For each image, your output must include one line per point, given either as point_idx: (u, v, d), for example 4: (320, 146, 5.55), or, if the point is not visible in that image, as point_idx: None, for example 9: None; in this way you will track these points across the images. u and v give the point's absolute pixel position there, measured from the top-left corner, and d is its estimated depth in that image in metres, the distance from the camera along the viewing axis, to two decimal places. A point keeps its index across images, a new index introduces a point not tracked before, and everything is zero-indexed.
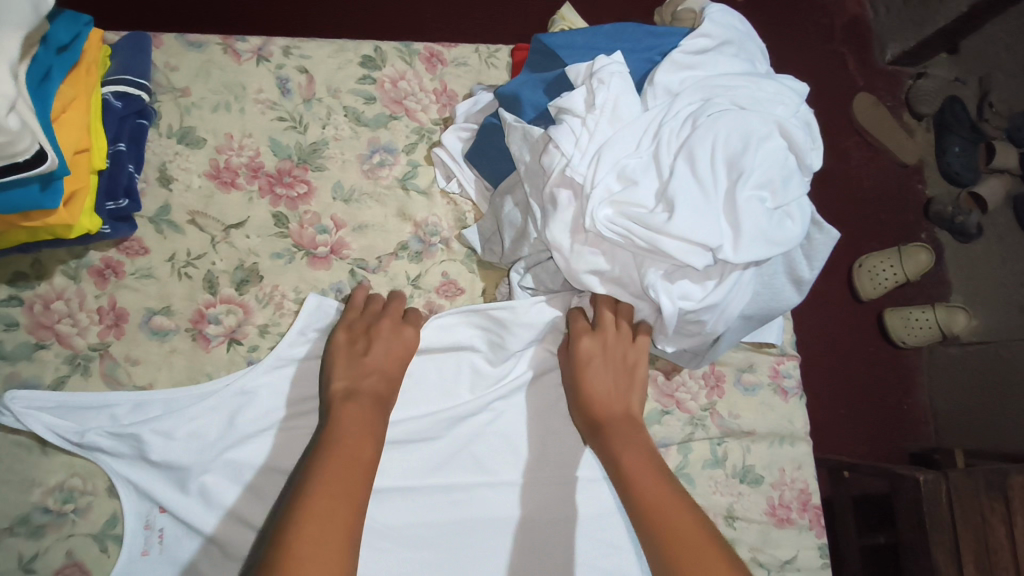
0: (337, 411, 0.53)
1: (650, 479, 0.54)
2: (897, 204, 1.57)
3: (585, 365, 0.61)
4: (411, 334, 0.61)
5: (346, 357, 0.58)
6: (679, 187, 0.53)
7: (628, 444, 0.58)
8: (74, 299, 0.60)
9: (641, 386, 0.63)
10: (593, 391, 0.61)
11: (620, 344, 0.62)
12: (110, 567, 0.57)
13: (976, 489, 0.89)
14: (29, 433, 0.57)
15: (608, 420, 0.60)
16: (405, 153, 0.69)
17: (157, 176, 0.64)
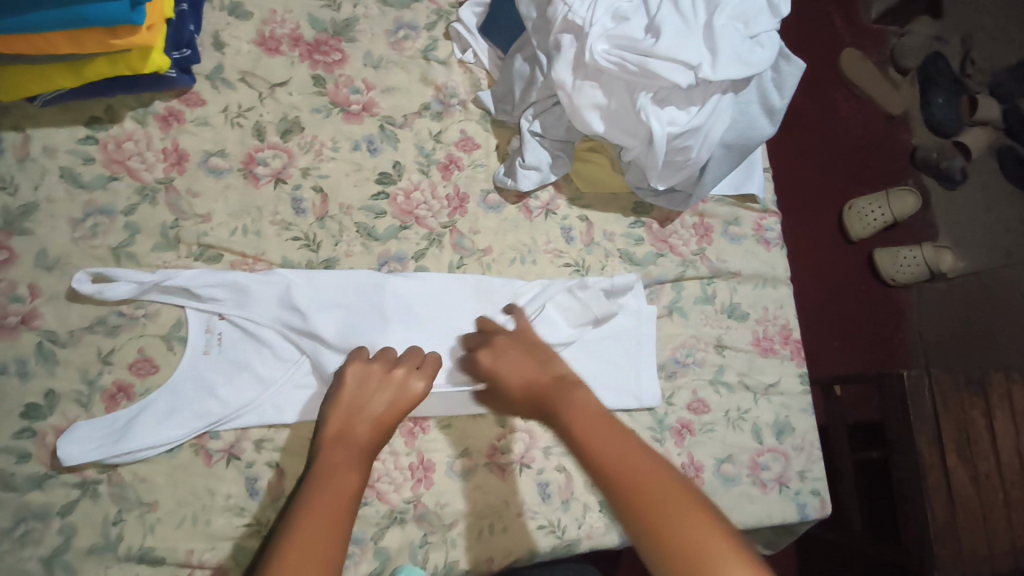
0: (325, 454, 0.57)
1: (604, 434, 0.51)
2: (886, 152, 1.54)
3: (495, 367, 0.64)
4: (419, 387, 0.63)
5: (341, 404, 0.61)
6: (664, 18, 0.63)
7: (570, 403, 0.56)
8: (142, 141, 0.70)
9: (552, 357, 0.64)
10: (516, 382, 0.62)
11: (514, 340, 0.66)
12: (177, 363, 0.66)
13: (955, 383, 1.06)
14: (106, 247, 0.67)
15: (539, 394, 0.59)
16: (426, 30, 0.79)
17: (212, 42, 0.73)
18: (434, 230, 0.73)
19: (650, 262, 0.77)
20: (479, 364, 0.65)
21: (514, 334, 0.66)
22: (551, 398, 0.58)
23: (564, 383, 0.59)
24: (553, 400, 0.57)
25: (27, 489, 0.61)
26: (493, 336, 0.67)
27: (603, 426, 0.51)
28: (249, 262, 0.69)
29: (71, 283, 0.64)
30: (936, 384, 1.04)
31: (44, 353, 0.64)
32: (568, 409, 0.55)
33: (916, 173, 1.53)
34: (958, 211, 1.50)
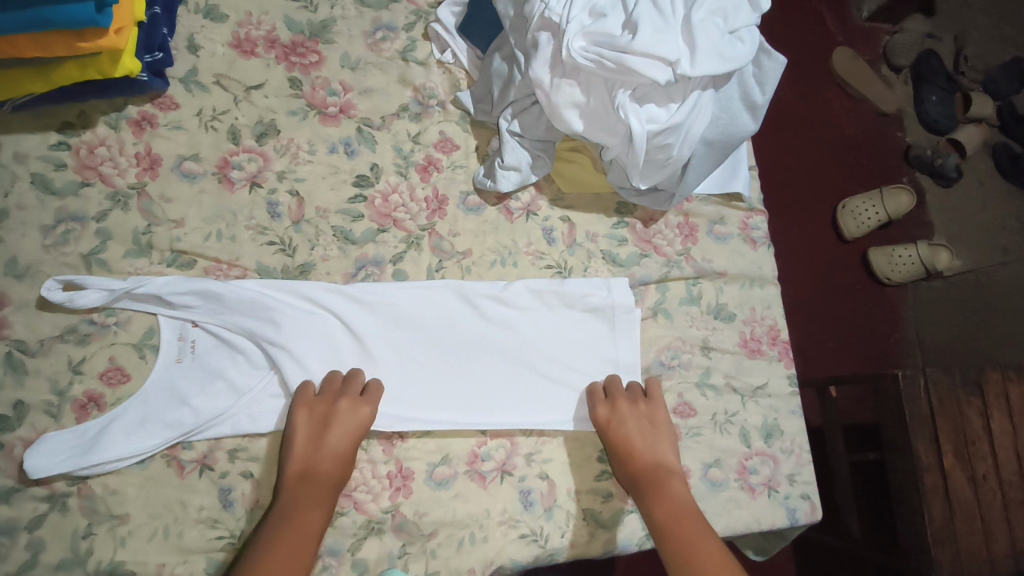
0: (290, 493, 0.59)
1: (698, 532, 0.59)
2: (878, 151, 1.53)
3: (610, 427, 0.67)
4: (367, 412, 0.64)
5: (297, 442, 0.62)
6: (642, 14, 0.61)
7: (665, 497, 0.63)
8: (114, 146, 0.69)
9: (670, 436, 0.68)
10: (622, 448, 0.66)
11: (638, 408, 0.68)
12: (148, 372, 0.64)
13: (952, 384, 1.04)
14: (78, 254, 0.65)
15: (642, 472, 0.65)
16: (405, 30, 0.78)
17: (186, 45, 0.72)
18: (413, 233, 0.72)
19: (634, 263, 0.76)
20: (597, 415, 0.68)
21: (644, 403, 0.69)
22: (652, 483, 0.64)
23: (668, 475, 0.65)
24: (654, 484, 0.64)
25: None
26: (615, 392, 0.69)
27: (695, 524, 0.60)
28: (224, 267, 0.68)
29: (40, 291, 0.63)
30: (931, 384, 1.03)
31: (13, 363, 0.62)
32: (659, 497, 0.63)
33: (910, 171, 1.52)
34: (953, 210, 1.48)
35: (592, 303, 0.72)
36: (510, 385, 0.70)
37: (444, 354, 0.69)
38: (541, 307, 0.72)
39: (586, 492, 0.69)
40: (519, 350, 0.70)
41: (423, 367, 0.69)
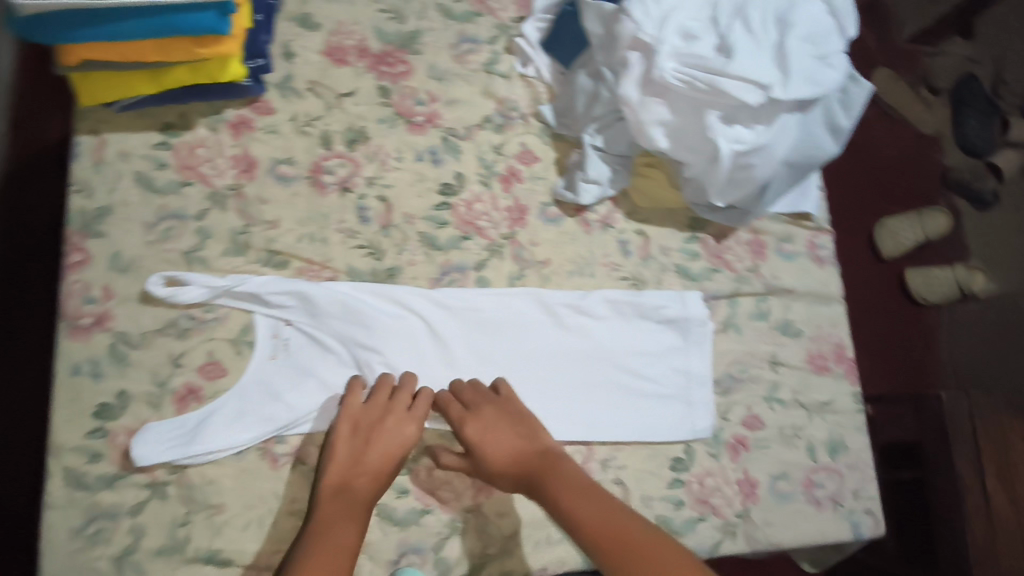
0: (323, 509, 0.60)
1: (606, 511, 0.58)
2: (916, 171, 1.53)
3: (482, 440, 0.65)
4: (412, 432, 0.65)
5: (336, 455, 0.63)
6: (736, 38, 0.63)
7: (560, 488, 0.61)
8: (213, 147, 0.71)
9: (535, 428, 0.67)
10: (502, 456, 0.65)
11: (500, 412, 0.67)
12: (244, 367, 0.67)
13: (994, 407, 1.22)
14: (179, 251, 0.68)
15: (532, 475, 0.64)
16: (489, 44, 0.80)
17: (281, 52, 0.75)
18: (495, 241, 0.74)
19: (706, 277, 0.78)
20: (462, 433, 0.65)
21: (493, 404, 0.67)
22: (544, 482, 0.62)
23: (561, 465, 0.64)
24: (545, 481, 0.62)
25: (99, 488, 0.62)
26: (473, 401, 0.67)
27: (602, 506, 0.58)
28: (315, 268, 0.70)
29: (146, 286, 0.66)
30: (973, 407, 1.22)
31: (116, 355, 0.65)
32: (558, 491, 0.61)
33: (947, 194, 1.51)
34: (989, 233, 1.48)
35: (666, 315, 0.74)
36: (584, 394, 0.72)
37: (522, 361, 0.71)
38: (617, 318, 0.74)
39: (658, 499, 0.71)
40: (597, 358, 0.73)
41: (503, 373, 0.70)
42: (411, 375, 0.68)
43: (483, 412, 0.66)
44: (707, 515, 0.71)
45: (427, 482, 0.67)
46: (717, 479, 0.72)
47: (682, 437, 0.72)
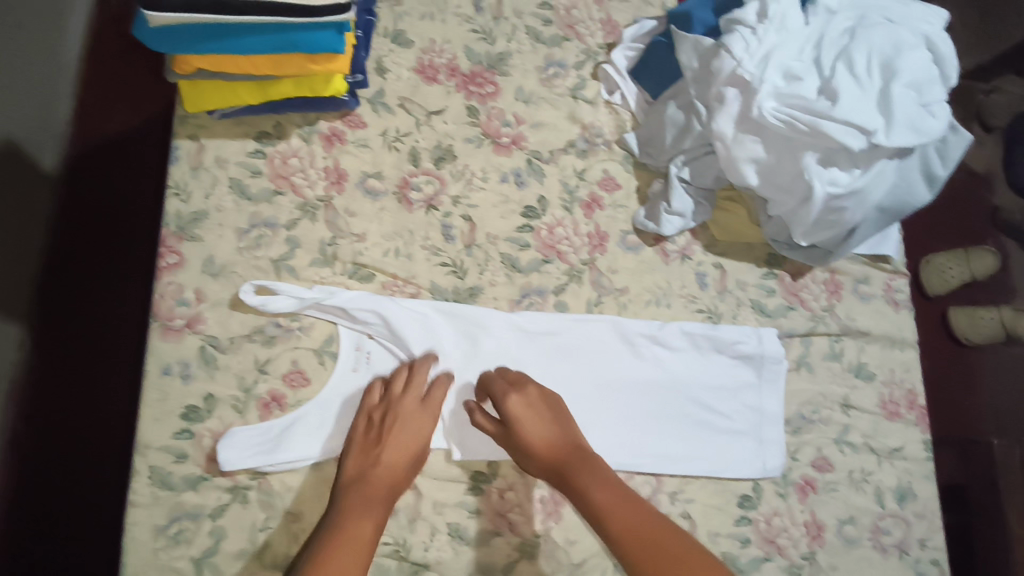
0: (344, 500, 0.61)
1: (625, 505, 0.59)
2: (963, 210, 1.47)
3: (520, 416, 0.65)
4: (428, 429, 0.66)
5: (356, 445, 0.64)
6: (841, 82, 0.63)
7: (590, 475, 0.62)
8: (306, 158, 0.72)
9: (567, 417, 0.67)
10: (537, 438, 0.64)
11: (543, 393, 0.67)
12: (326, 377, 0.68)
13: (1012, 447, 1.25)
14: (269, 259, 0.69)
15: (563, 462, 0.63)
16: (575, 69, 0.80)
17: (375, 67, 0.76)
18: (574, 266, 0.74)
19: (781, 314, 0.77)
20: (505, 403, 0.65)
21: (535, 386, 0.67)
22: (574, 471, 0.62)
23: (587, 456, 0.64)
24: (576, 470, 0.62)
25: (182, 489, 0.63)
26: (519, 378, 0.68)
27: (623, 500, 0.60)
28: (400, 284, 0.71)
29: (238, 293, 0.67)
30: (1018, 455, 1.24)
31: (205, 358, 0.66)
32: (588, 481, 0.61)
33: (996, 235, 1.46)
34: None
35: (742, 351, 0.74)
36: (655, 425, 0.72)
37: (595, 389, 0.72)
38: (692, 350, 0.74)
39: (725, 536, 0.70)
40: (669, 390, 0.73)
41: (576, 399, 0.71)
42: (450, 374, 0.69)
43: (524, 391, 0.67)
44: (773, 556, 0.70)
45: (499, 504, 0.67)
46: (785, 520, 0.71)
47: (752, 476, 0.72)
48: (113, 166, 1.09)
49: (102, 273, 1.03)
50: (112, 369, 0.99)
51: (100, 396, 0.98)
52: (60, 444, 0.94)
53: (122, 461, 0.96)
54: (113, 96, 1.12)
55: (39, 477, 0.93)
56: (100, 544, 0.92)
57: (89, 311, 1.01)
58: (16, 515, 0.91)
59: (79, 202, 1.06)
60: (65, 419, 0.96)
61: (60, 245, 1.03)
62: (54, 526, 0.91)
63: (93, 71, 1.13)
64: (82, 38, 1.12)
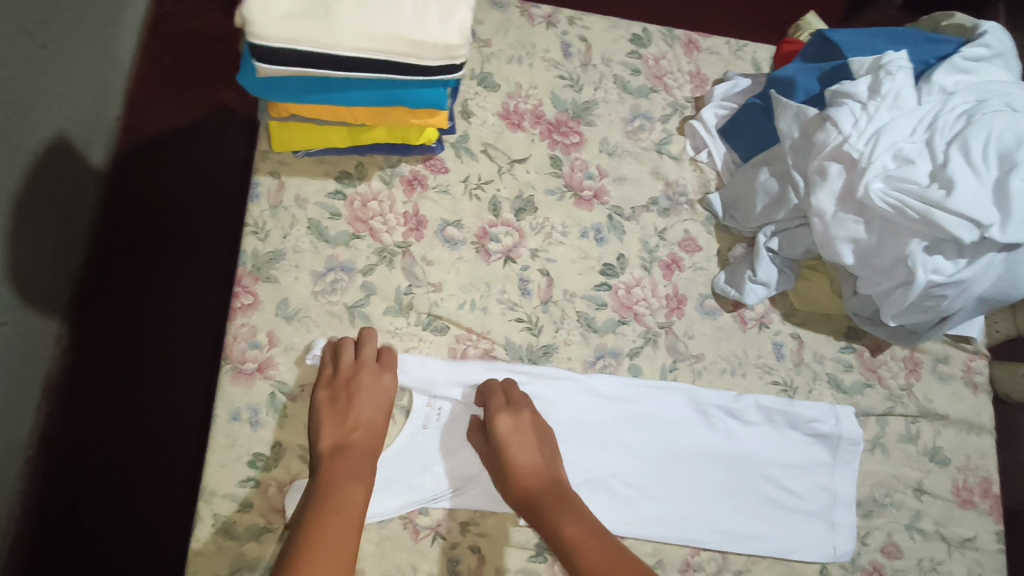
0: (329, 470, 0.58)
1: (596, 542, 0.57)
2: None
3: (511, 436, 0.63)
4: (389, 380, 0.64)
5: (327, 415, 0.62)
6: (957, 170, 0.60)
7: (565, 512, 0.60)
8: (386, 202, 0.70)
9: (552, 446, 0.65)
10: (522, 463, 0.62)
11: (536, 422, 0.65)
12: (395, 431, 0.66)
13: None
14: (343, 306, 0.67)
15: (539, 495, 0.61)
16: (661, 122, 0.78)
17: (460, 110, 0.74)
18: (651, 329, 0.72)
19: (858, 390, 0.75)
20: (494, 423, 0.63)
21: (527, 410, 0.65)
22: (549, 504, 0.61)
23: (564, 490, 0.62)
24: (554, 503, 0.61)
25: (246, 539, 0.61)
26: (514, 398, 0.66)
27: (595, 535, 0.57)
28: (474, 338, 0.69)
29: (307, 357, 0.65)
30: None
31: (275, 404, 0.65)
32: (561, 515, 0.59)
33: None
34: None
35: (818, 430, 0.72)
36: (727, 500, 0.70)
37: (669, 458, 0.70)
38: (766, 425, 0.72)
39: None
40: (741, 465, 0.71)
41: (649, 468, 0.69)
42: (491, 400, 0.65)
43: (514, 410, 0.65)
44: None
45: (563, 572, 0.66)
46: None
47: (820, 559, 0.69)
48: (159, 171, 1.11)
49: (145, 276, 1.05)
50: (149, 372, 1.00)
51: (150, 408, 0.99)
52: (95, 445, 0.95)
53: (172, 477, 0.97)
54: (162, 103, 1.14)
55: (72, 475, 0.93)
56: (129, 546, 0.92)
57: (129, 312, 1.02)
58: (48, 512, 0.92)
59: (126, 203, 1.07)
60: (101, 420, 0.97)
61: (100, 246, 1.04)
62: (83, 525, 0.92)
63: (144, 77, 1.15)
64: (135, 45, 1.15)
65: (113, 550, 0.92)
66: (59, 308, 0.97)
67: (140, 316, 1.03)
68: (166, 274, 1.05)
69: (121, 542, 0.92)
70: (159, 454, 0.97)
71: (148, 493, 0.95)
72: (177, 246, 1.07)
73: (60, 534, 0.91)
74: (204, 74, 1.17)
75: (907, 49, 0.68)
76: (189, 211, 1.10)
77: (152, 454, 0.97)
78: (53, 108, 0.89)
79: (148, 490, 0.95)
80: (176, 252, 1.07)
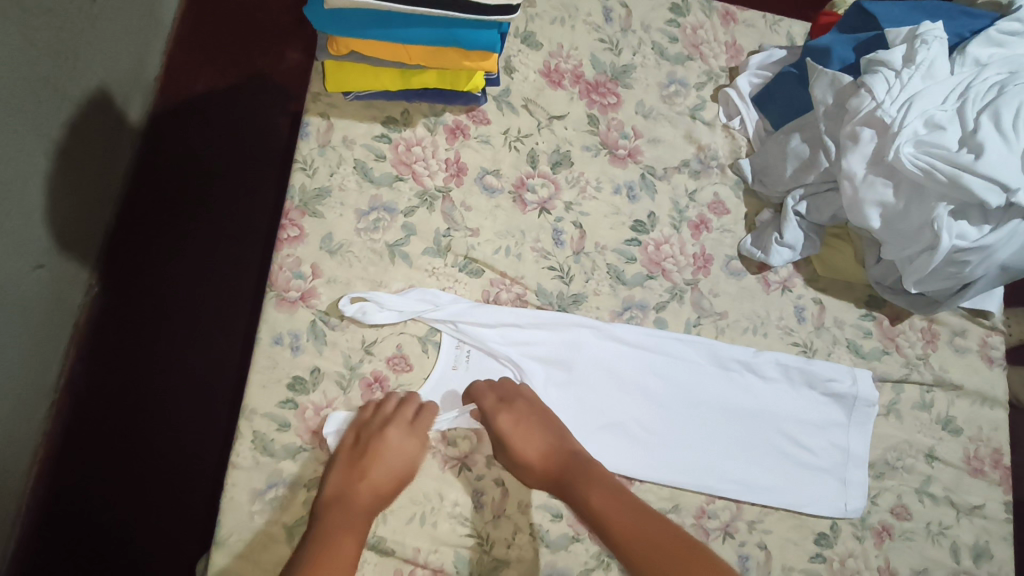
0: (324, 518, 0.58)
1: (625, 513, 0.59)
2: None
3: (512, 433, 0.64)
4: (417, 447, 0.64)
5: (341, 462, 0.63)
6: (986, 136, 0.62)
7: (590, 485, 0.62)
8: (429, 148, 0.73)
9: (556, 423, 0.67)
10: (532, 453, 0.64)
11: (534, 408, 0.67)
12: (429, 366, 0.69)
13: None
14: (385, 244, 0.70)
15: (560, 475, 0.63)
16: (696, 89, 0.81)
17: (504, 65, 0.77)
18: (678, 285, 0.75)
19: (876, 357, 0.77)
20: (495, 424, 0.65)
21: (522, 399, 0.67)
22: (574, 482, 0.62)
23: (585, 464, 0.64)
24: (578, 482, 0.62)
25: (282, 456, 0.64)
26: (508, 393, 0.67)
27: (623, 507, 0.59)
28: (507, 282, 0.72)
29: (340, 307, 0.67)
30: None
31: (316, 331, 0.67)
32: (586, 490, 0.61)
33: None
34: None
35: (834, 389, 0.74)
36: (743, 452, 0.72)
37: (690, 409, 0.72)
38: (785, 382, 0.74)
39: (798, 571, 0.70)
40: (758, 420, 0.73)
41: (670, 417, 0.71)
42: (479, 383, 0.68)
43: (511, 405, 0.66)
44: None
45: None
46: (859, 563, 0.71)
47: (831, 514, 0.71)
48: (194, 128, 1.13)
49: (177, 229, 1.07)
50: (176, 320, 1.03)
51: (172, 357, 1.01)
52: (121, 389, 0.98)
53: (194, 423, 0.99)
54: (203, 61, 1.17)
55: (98, 421, 0.96)
56: (149, 492, 0.95)
57: (155, 266, 1.05)
58: (74, 450, 0.95)
59: (159, 160, 1.10)
60: (128, 365, 0.99)
61: (133, 201, 1.07)
62: (105, 468, 0.95)
63: (186, 36, 1.18)
64: (176, 5, 1.18)
65: (132, 489, 0.95)
66: (92, 257, 1.00)
67: (170, 268, 1.05)
68: (193, 234, 1.08)
69: (143, 481, 0.95)
70: (182, 400, 1.00)
71: (170, 441, 0.98)
72: (208, 201, 1.10)
73: (83, 479, 0.94)
74: (247, 33, 1.20)
75: (943, 22, 0.70)
76: (222, 170, 1.12)
77: (174, 406, 0.99)
78: (99, 55, 0.92)
79: (170, 438, 0.98)
80: (205, 208, 1.09)
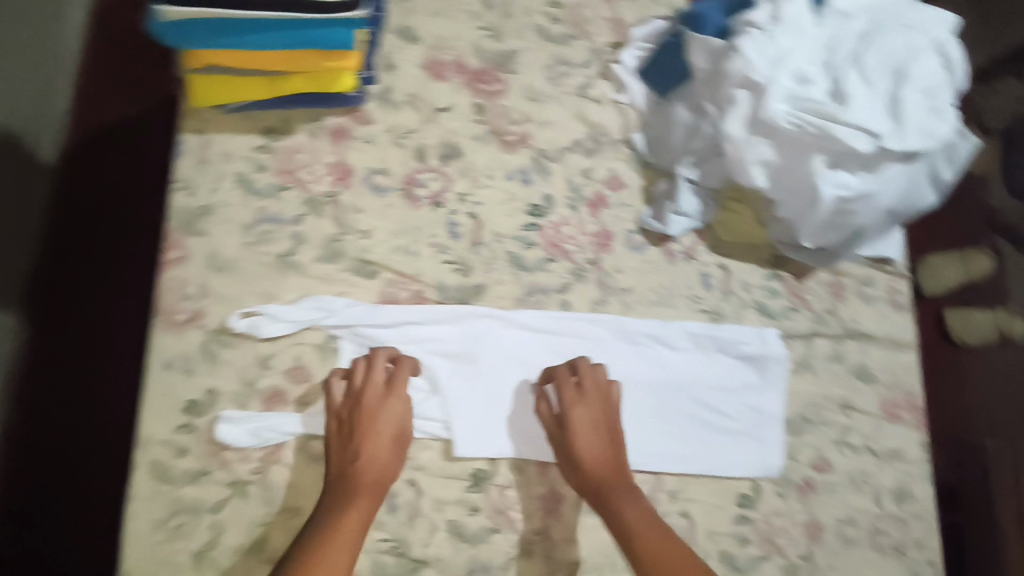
0: (333, 492, 0.62)
1: (654, 535, 0.64)
2: None
3: (580, 432, 0.68)
4: (397, 405, 0.66)
5: (341, 440, 0.65)
6: (850, 86, 0.63)
7: (626, 500, 0.66)
8: (311, 153, 0.72)
9: (617, 429, 0.69)
10: (587, 450, 0.67)
11: (603, 410, 0.69)
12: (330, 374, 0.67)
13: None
14: (274, 255, 0.69)
15: (601, 478, 0.67)
16: (582, 67, 0.81)
17: (383, 63, 0.76)
18: (580, 265, 0.75)
19: (784, 315, 0.78)
20: (571, 417, 0.68)
21: (592, 400, 0.69)
22: (612, 490, 0.66)
23: (625, 479, 0.67)
24: (612, 493, 0.66)
25: (185, 483, 0.62)
26: (588, 391, 0.69)
27: (653, 528, 0.64)
28: (406, 280, 0.71)
29: (229, 322, 0.66)
30: None
31: (209, 352, 0.66)
32: (623, 504, 0.65)
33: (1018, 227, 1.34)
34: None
35: (745, 352, 0.75)
36: (659, 423, 0.72)
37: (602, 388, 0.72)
38: (696, 350, 0.74)
39: (723, 535, 0.70)
40: (672, 391, 0.73)
41: None
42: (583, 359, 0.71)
43: (583, 403, 0.68)
44: (772, 555, 0.70)
45: (499, 501, 0.67)
46: (783, 520, 0.72)
47: (751, 474, 0.72)
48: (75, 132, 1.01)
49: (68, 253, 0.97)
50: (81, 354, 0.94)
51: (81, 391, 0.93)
52: (49, 448, 0.89)
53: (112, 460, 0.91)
54: None
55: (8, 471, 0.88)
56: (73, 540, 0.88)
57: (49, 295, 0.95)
58: None
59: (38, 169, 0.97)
60: (57, 421, 0.91)
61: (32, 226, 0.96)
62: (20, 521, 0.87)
63: None
64: None
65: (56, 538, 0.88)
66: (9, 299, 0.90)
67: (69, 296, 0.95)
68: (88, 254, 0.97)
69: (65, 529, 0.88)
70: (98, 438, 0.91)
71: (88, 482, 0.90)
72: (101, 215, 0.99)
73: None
74: None
75: None
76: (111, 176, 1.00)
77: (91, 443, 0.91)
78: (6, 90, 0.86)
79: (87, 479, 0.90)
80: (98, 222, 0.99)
